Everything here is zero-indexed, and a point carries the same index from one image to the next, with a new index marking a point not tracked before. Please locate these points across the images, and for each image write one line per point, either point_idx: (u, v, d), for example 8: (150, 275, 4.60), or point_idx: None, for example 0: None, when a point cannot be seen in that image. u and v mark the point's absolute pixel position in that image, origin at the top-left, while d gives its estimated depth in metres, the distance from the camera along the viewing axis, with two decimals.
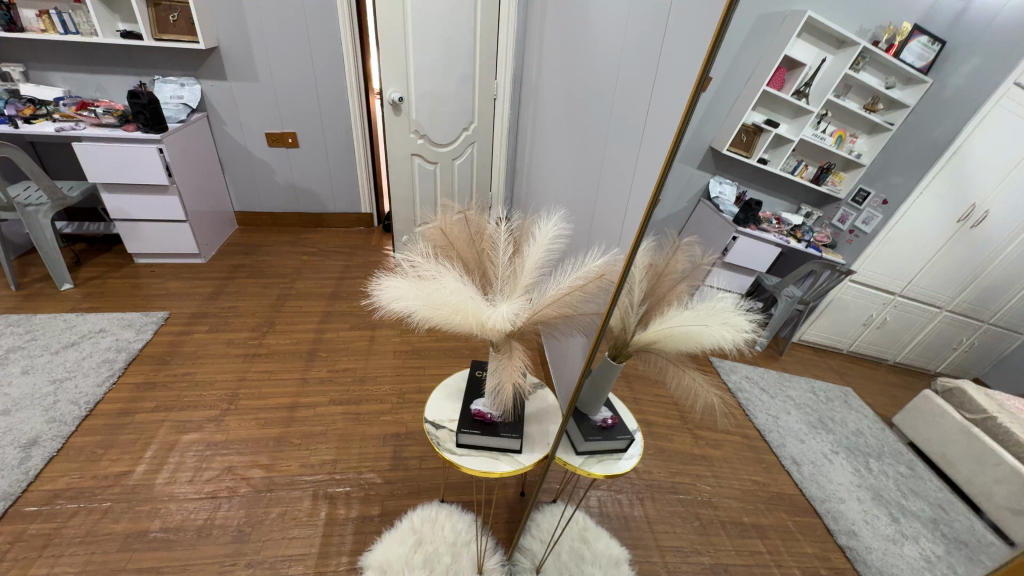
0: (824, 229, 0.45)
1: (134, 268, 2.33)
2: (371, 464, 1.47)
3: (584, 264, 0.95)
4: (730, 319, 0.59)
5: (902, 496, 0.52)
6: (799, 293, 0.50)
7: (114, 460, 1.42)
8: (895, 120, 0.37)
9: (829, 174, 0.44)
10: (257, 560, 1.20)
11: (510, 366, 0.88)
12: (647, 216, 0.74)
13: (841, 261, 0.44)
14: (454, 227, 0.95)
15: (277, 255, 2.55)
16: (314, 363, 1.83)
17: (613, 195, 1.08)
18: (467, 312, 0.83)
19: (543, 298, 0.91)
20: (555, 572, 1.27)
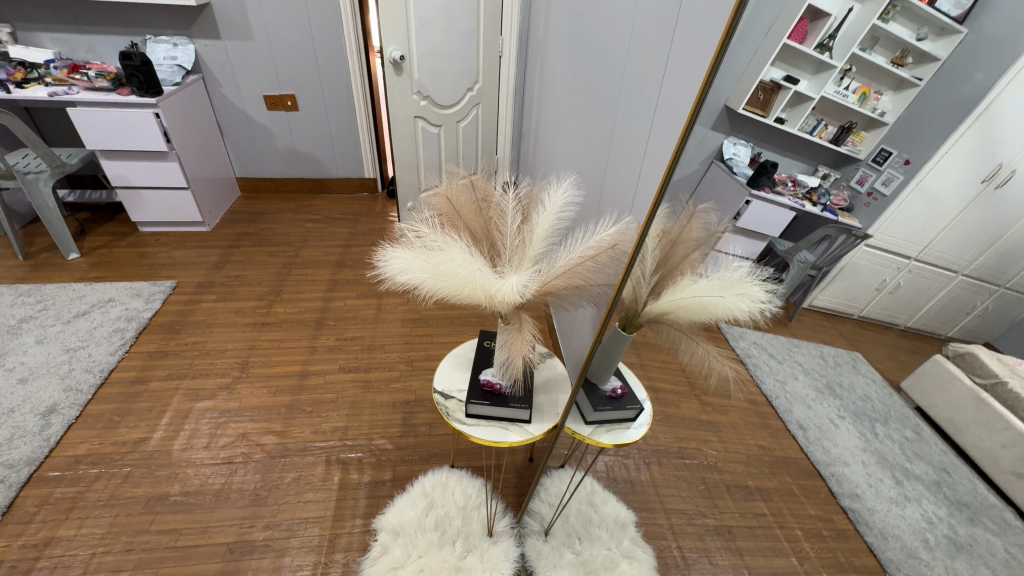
0: (840, 192, 0.43)
1: (140, 236, 2.32)
2: (382, 430, 1.49)
3: (594, 233, 0.91)
4: (745, 289, 0.58)
5: (908, 459, 0.69)
6: (812, 259, 0.49)
7: (131, 427, 1.45)
8: (925, 75, 0.32)
9: (850, 133, 0.40)
10: (275, 522, 1.24)
11: (518, 340, 0.86)
12: (663, 184, 0.67)
13: (858, 226, 0.42)
14: (460, 194, 0.92)
15: (282, 223, 2.52)
16: (322, 331, 1.84)
17: (626, 158, 1.03)
18: (476, 284, 0.81)
19: (551, 269, 0.88)
20: (565, 535, 1.30)
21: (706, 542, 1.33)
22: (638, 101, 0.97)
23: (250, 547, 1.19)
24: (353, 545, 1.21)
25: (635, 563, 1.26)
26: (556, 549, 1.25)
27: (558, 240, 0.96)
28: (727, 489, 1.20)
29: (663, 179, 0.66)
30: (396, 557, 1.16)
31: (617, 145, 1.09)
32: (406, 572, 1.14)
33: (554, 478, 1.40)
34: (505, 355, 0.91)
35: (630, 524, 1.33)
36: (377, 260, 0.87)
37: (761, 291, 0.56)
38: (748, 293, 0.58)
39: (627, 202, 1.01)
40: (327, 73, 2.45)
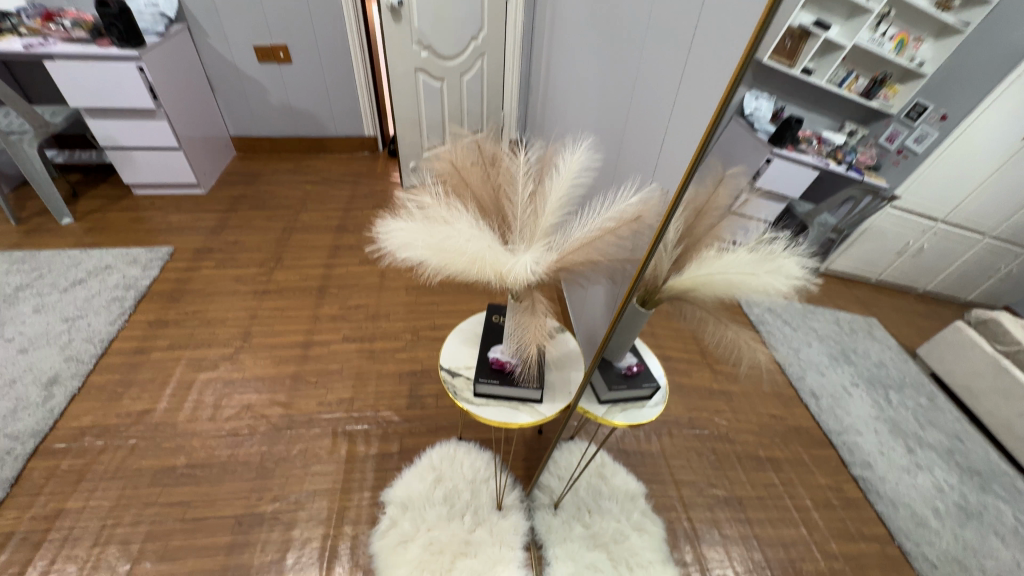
0: (867, 150, 0.36)
1: (134, 199, 2.24)
2: (389, 402, 1.46)
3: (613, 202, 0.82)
4: (776, 262, 0.52)
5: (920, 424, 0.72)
6: (832, 221, 0.43)
7: (134, 398, 1.43)
8: (973, 20, 0.27)
9: (882, 86, 0.34)
10: (283, 494, 1.24)
11: (531, 322, 0.81)
12: (695, 158, 0.53)
13: (885, 185, 0.37)
14: (465, 157, 0.82)
15: (280, 184, 2.42)
16: (325, 299, 1.79)
17: (653, 112, 0.92)
18: (485, 261, 0.74)
19: (566, 243, 0.80)
20: (574, 509, 1.26)
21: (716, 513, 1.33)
22: (667, 47, 0.85)
23: (258, 520, 1.19)
24: (362, 518, 1.20)
25: (645, 535, 1.26)
26: (565, 522, 1.23)
27: (564, 214, 0.84)
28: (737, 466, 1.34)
29: (695, 153, 0.52)
30: (405, 530, 1.16)
31: (641, 97, 0.97)
32: (416, 545, 1.13)
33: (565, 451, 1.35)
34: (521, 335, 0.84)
35: (639, 496, 1.34)
36: (377, 236, 0.80)
37: (797, 269, 0.51)
38: (780, 274, 0.52)
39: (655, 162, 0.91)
40: (320, 21, 2.27)
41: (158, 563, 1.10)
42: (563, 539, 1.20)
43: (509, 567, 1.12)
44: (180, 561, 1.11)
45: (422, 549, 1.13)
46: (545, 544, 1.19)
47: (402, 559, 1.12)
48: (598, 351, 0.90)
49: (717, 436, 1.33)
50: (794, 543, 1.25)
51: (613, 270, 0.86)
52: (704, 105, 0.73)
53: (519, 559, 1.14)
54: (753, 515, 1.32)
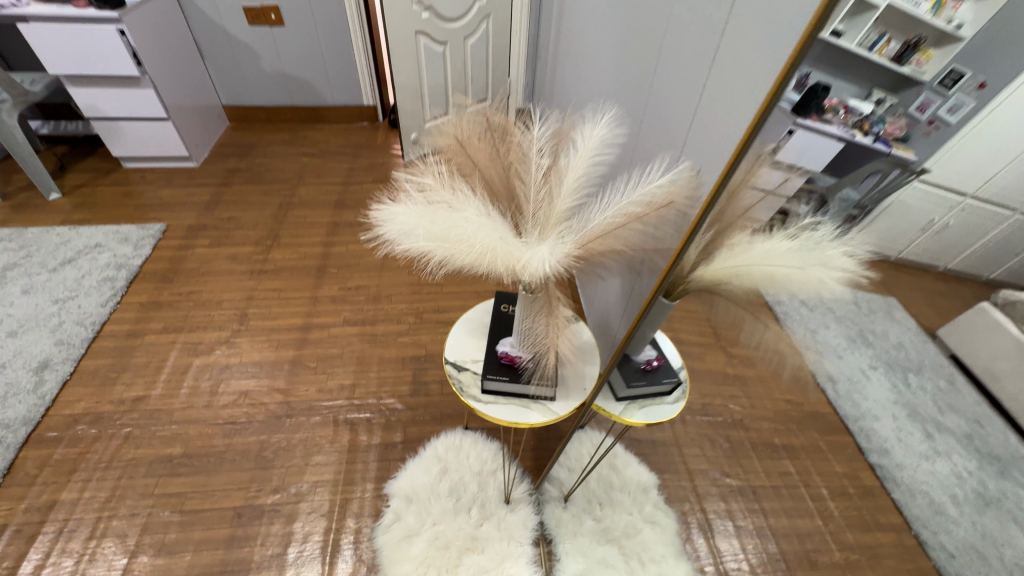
0: (895, 120, 0.34)
1: (124, 173, 2.15)
2: (391, 389, 1.40)
3: (639, 182, 0.74)
4: (820, 251, 0.45)
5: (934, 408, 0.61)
6: (856, 197, 0.39)
7: (128, 384, 1.37)
8: None
9: (915, 52, 0.31)
10: (282, 486, 1.20)
11: (550, 322, 0.74)
12: (741, 148, 0.47)
13: (913, 158, 0.34)
14: (469, 130, 0.73)
15: (276, 157, 2.31)
16: (324, 280, 1.71)
17: (687, 73, 0.80)
18: (495, 253, 0.66)
19: (585, 229, 0.71)
20: (585, 502, 1.22)
21: (730, 504, 1.28)
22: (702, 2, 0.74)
23: (257, 513, 1.15)
24: (365, 510, 1.16)
25: (657, 528, 1.22)
26: (576, 516, 1.19)
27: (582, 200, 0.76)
28: (750, 452, 1.17)
29: (741, 142, 0.46)
30: (410, 524, 1.12)
31: (671, 57, 0.85)
32: (421, 540, 1.09)
33: (577, 442, 1.30)
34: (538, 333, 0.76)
35: (652, 487, 1.29)
36: (371, 222, 0.72)
37: (844, 259, 0.44)
38: (827, 266, 0.46)
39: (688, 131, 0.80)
40: None
41: (155, 558, 1.07)
42: (574, 534, 1.16)
43: (517, 563, 1.09)
44: (178, 555, 1.07)
45: (427, 544, 1.09)
46: (555, 539, 1.15)
47: (407, 554, 1.08)
48: (620, 347, 0.82)
49: (731, 423, 1.14)
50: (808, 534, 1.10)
51: (637, 259, 0.77)
52: (751, 63, 0.62)
53: (528, 555, 1.11)
54: (767, 505, 1.21)
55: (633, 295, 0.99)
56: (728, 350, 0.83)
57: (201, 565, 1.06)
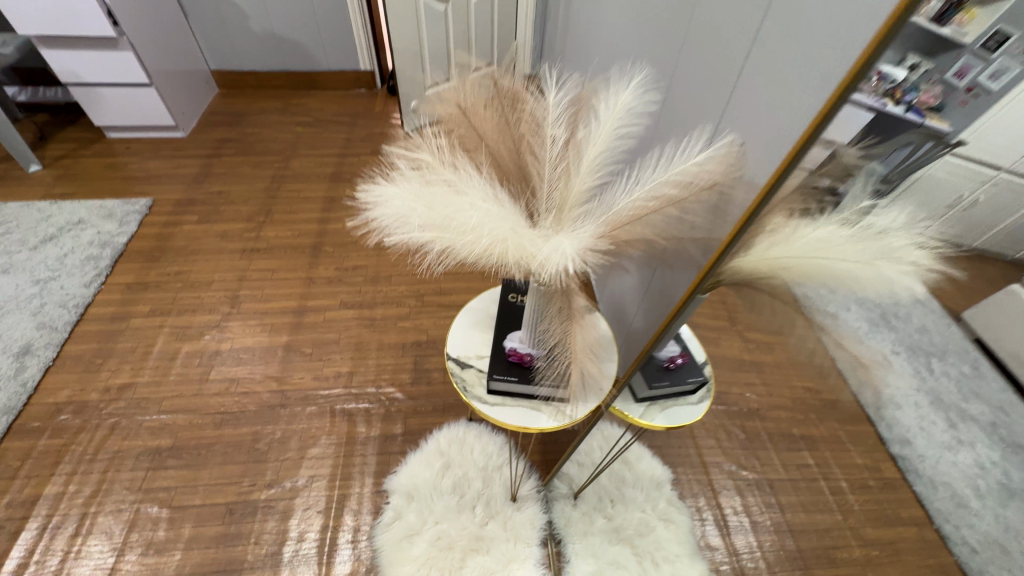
0: (930, 88, 0.30)
1: (107, 143, 2.03)
2: (391, 377, 1.33)
3: (672, 158, 0.63)
4: (889, 245, 0.38)
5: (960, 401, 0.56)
6: (883, 170, 0.36)
7: (113, 371, 1.30)
8: None
9: (958, 10, 0.28)
10: (277, 480, 1.14)
11: (573, 327, 0.65)
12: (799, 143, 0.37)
13: (947, 129, 0.31)
14: (475, 98, 0.63)
15: (268, 126, 2.18)
16: (320, 260, 1.61)
17: (734, 21, 0.66)
18: (503, 247, 0.56)
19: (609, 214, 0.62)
20: (596, 498, 1.16)
21: (747, 498, 1.21)
22: None
23: (250, 509, 1.09)
24: (364, 507, 1.10)
25: (671, 526, 1.16)
26: (586, 514, 1.12)
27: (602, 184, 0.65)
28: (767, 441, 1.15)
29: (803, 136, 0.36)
30: (411, 523, 1.06)
31: (713, 3, 0.72)
32: (422, 541, 1.04)
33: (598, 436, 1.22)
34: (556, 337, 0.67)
35: (666, 482, 1.23)
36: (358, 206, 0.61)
37: (917, 252, 0.37)
38: (893, 258, 0.39)
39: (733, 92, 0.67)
40: None
41: (144, 558, 1.02)
42: (584, 534, 1.10)
43: (523, 565, 1.03)
44: (168, 554, 1.02)
45: (429, 544, 1.03)
46: (564, 540, 1.08)
47: (408, 555, 1.02)
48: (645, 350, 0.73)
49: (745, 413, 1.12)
50: (830, 530, 1.09)
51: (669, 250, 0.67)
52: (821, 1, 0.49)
53: (535, 556, 1.05)
54: (785, 500, 1.17)
55: (655, 286, 0.89)
56: (743, 334, 0.84)
57: (192, 565, 1.01)
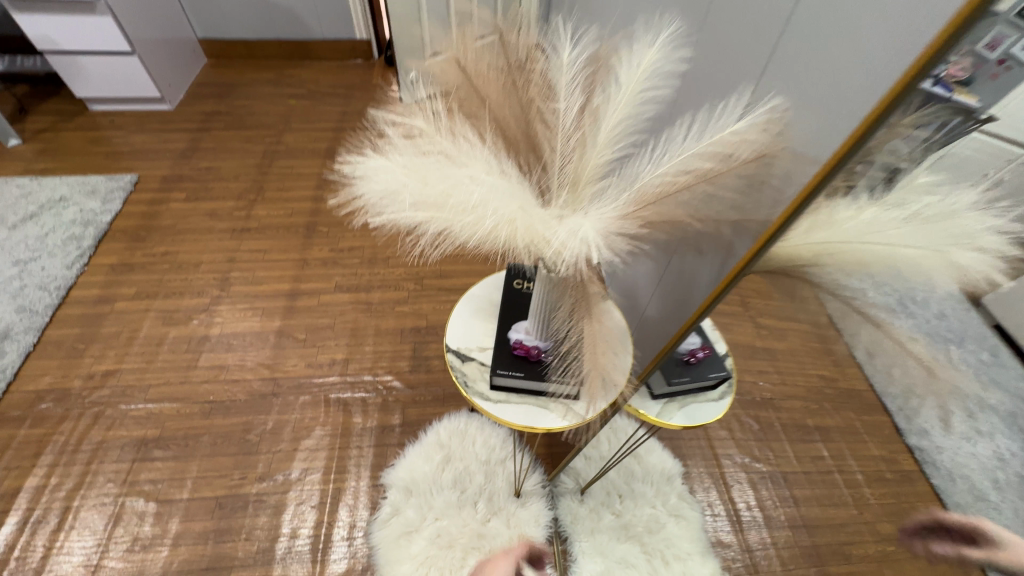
0: (959, 61, 0.26)
1: (91, 116, 1.93)
2: (389, 365, 1.26)
3: (708, 123, 0.53)
4: (955, 233, 0.30)
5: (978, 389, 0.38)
6: (908, 148, 0.31)
7: (97, 357, 1.24)
8: None
9: None
10: (269, 473, 1.08)
11: (591, 319, 0.57)
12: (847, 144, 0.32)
13: (975, 104, 0.26)
14: (481, 57, 0.54)
15: (259, 98, 2.07)
16: (314, 240, 1.53)
17: None
18: (507, 229, 0.48)
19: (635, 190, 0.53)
20: (604, 494, 1.10)
21: (761, 492, 1.05)
22: None
23: (241, 504, 1.04)
24: (360, 501, 1.05)
25: (682, 522, 1.10)
26: (593, 511, 1.08)
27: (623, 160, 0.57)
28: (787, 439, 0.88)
29: (854, 135, 0.31)
30: (409, 519, 1.00)
31: None
32: (421, 538, 0.98)
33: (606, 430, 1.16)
34: (569, 330, 0.59)
35: (677, 476, 1.17)
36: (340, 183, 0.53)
37: (996, 237, 0.29)
38: (962, 245, 0.31)
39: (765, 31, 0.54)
40: None
41: (130, 554, 0.97)
42: (591, 531, 1.05)
43: None
44: (155, 550, 0.98)
45: (428, 542, 0.98)
46: (570, 538, 1.04)
47: (406, 553, 0.97)
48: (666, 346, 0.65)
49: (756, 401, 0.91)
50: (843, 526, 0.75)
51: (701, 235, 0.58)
52: None
53: (540, 555, 1.00)
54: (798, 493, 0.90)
55: (674, 270, 0.80)
56: (757, 321, 0.67)
57: (180, 563, 0.97)
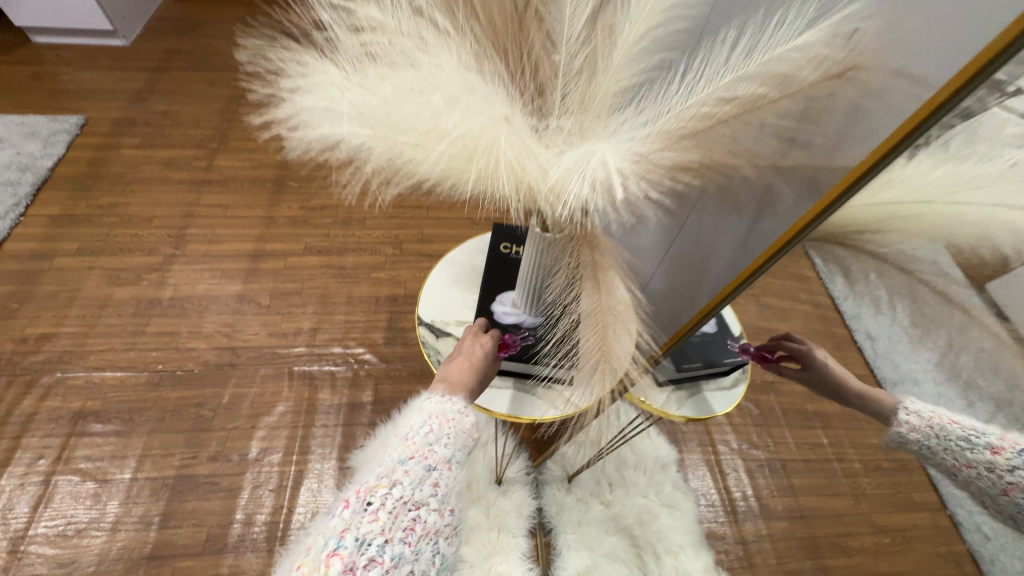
0: None
1: (34, 50, 1.71)
2: (361, 336, 1.14)
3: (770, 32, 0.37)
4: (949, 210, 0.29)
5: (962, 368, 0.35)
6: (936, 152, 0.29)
7: (31, 319, 1.10)
8: None
9: None
10: (222, 452, 0.97)
11: (598, 290, 0.46)
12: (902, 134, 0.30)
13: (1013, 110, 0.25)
14: None
15: (225, 36, 1.84)
16: (282, 196, 1.38)
17: None
18: (473, 163, 0.38)
19: (663, 122, 0.39)
20: (591, 481, 1.02)
21: (759, 480, 0.95)
22: None
23: (190, 485, 0.93)
24: (323, 485, 0.95)
25: (675, 513, 1.02)
26: (581, 501, 1.00)
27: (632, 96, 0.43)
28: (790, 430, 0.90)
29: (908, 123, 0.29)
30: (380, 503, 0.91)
31: None
32: None
33: None
34: (568, 302, 0.48)
35: (672, 465, 1.07)
36: (266, 95, 0.41)
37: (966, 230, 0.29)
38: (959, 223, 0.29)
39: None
40: None
41: (61, 539, 0.86)
42: (578, 523, 0.97)
43: (507, 559, 0.92)
44: (90, 535, 0.87)
45: None
46: (555, 530, 0.97)
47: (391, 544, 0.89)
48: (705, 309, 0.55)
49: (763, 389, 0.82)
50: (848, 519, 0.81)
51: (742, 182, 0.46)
52: None
53: (521, 548, 0.94)
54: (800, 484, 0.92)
55: (684, 245, 0.67)
56: (758, 298, 0.54)
57: (118, 550, 0.86)
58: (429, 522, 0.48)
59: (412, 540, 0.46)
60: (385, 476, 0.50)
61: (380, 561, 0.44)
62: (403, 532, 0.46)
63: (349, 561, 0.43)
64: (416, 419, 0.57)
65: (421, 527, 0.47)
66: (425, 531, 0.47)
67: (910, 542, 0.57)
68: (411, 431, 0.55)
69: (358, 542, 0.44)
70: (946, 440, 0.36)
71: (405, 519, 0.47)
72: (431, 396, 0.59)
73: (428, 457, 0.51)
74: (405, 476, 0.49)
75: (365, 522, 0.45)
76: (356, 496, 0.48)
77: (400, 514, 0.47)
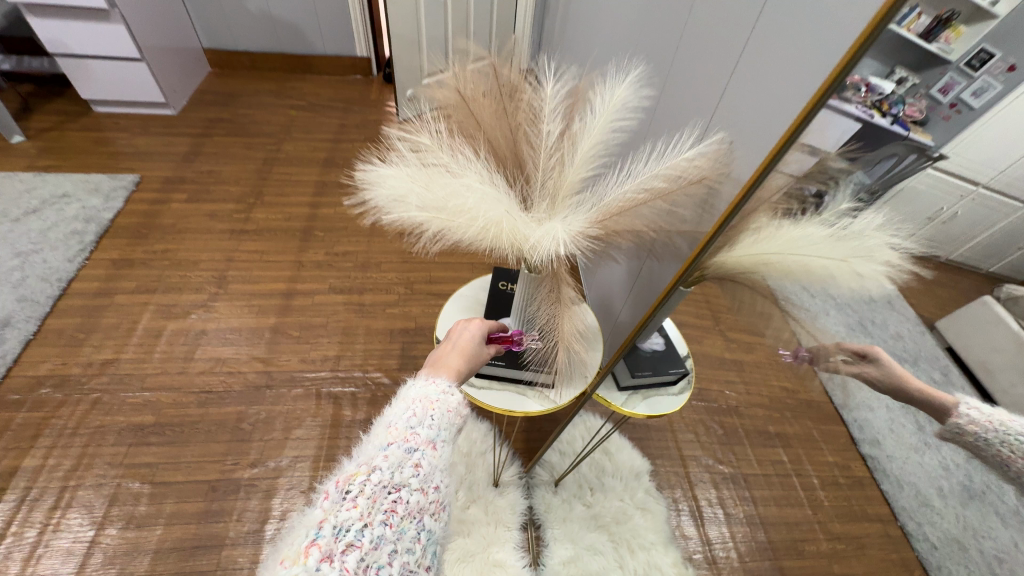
0: (916, 102, 0.30)
1: (95, 117, 1.98)
2: (378, 362, 1.34)
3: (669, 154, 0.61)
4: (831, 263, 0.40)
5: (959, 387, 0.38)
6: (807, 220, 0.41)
7: (96, 346, 1.29)
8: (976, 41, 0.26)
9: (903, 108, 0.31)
10: (260, 459, 1.14)
11: (559, 303, 0.69)
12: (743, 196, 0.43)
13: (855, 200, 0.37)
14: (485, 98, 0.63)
15: (260, 107, 2.13)
16: (310, 243, 1.60)
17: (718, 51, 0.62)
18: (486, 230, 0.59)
19: (601, 205, 0.62)
20: (575, 485, 1.19)
21: (722, 491, 1.17)
22: None
23: (232, 487, 1.09)
24: None
25: (648, 515, 1.16)
26: (566, 501, 1.17)
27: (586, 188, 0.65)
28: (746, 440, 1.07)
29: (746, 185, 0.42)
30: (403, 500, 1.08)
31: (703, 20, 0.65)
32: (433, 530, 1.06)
33: (573, 426, 1.27)
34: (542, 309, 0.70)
35: (644, 474, 1.22)
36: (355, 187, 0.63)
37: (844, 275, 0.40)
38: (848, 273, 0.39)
39: (713, 73, 0.63)
40: None
41: (124, 531, 1.02)
42: (563, 520, 1.14)
43: (503, 548, 1.08)
44: (149, 528, 1.03)
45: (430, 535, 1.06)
46: (543, 524, 1.14)
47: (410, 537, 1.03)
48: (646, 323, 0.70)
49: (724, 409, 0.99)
50: (799, 524, 0.94)
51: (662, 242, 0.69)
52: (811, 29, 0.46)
53: (515, 540, 1.10)
54: (758, 493, 1.09)
55: (638, 290, 0.89)
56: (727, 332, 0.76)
57: (173, 540, 1.02)
58: (411, 502, 0.53)
59: (393, 522, 0.50)
60: (365, 464, 0.54)
61: (358, 544, 0.47)
62: (383, 514, 0.50)
63: (327, 549, 0.46)
64: (399, 407, 0.63)
65: (401, 508, 0.52)
66: (406, 511, 0.52)
67: (861, 548, 0.70)
68: (393, 419, 0.60)
69: (336, 530, 0.47)
70: (1004, 435, 0.35)
71: (384, 503, 0.51)
72: (416, 382, 0.66)
73: (409, 441, 0.57)
74: (384, 463, 0.54)
75: (343, 510, 0.49)
76: (334, 487, 0.52)
77: (380, 499, 0.51)
